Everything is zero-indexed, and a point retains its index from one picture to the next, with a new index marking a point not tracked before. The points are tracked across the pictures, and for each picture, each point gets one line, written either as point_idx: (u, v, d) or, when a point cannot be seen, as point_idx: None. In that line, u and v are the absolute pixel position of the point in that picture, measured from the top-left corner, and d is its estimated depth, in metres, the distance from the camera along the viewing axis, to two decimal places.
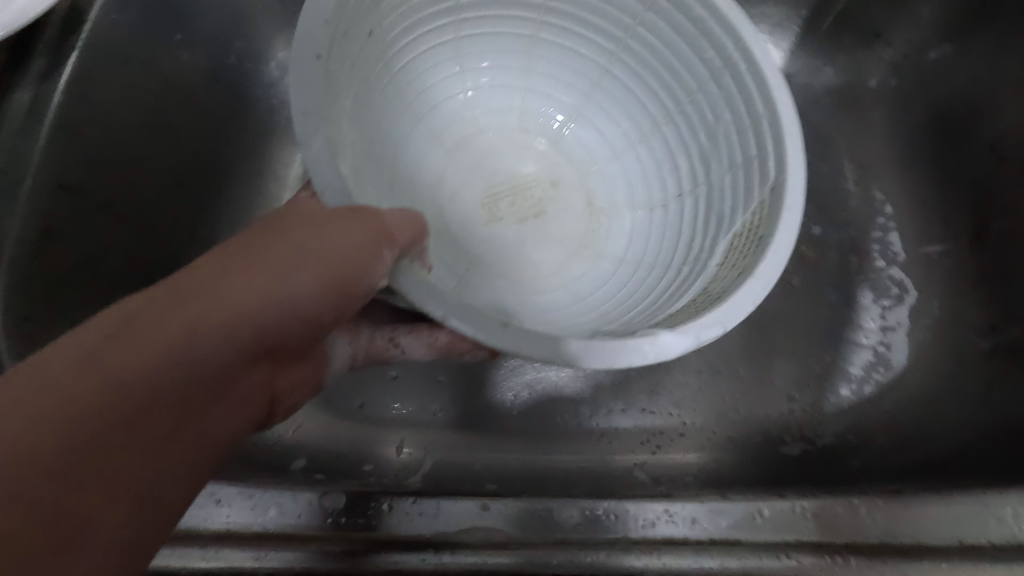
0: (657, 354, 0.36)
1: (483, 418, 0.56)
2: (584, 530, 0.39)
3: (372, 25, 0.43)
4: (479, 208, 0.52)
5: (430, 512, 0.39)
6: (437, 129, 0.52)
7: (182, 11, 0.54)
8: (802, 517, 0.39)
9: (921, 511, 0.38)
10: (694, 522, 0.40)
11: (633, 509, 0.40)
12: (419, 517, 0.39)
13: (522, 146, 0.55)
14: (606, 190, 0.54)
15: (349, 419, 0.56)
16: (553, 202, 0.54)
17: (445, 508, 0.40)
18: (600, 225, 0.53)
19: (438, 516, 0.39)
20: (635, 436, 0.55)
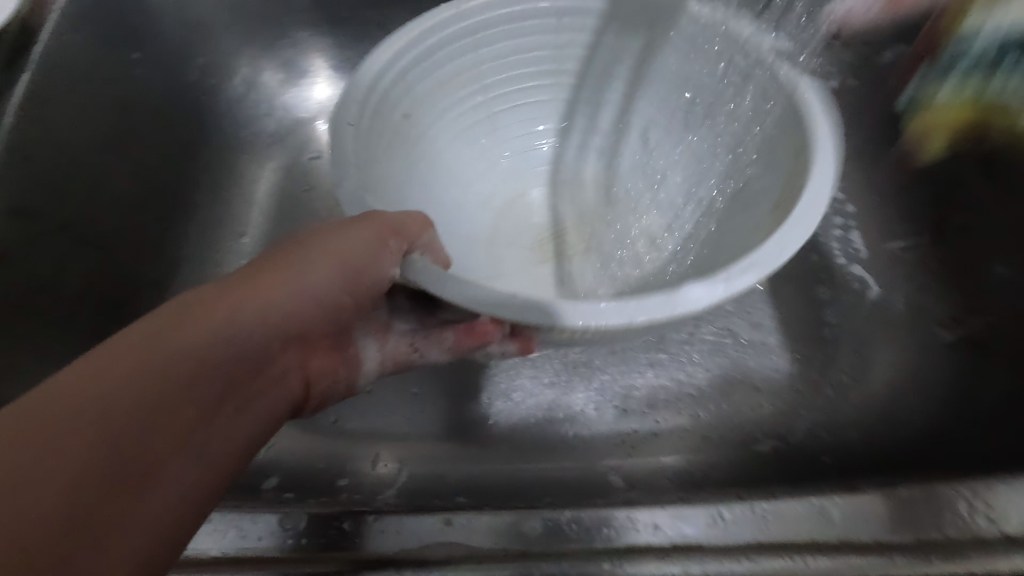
0: (683, 307, 0.34)
1: (461, 429, 0.56)
2: (618, 573, 0.29)
3: (408, 108, 0.47)
4: (532, 253, 0.54)
5: (410, 528, 0.31)
6: (486, 192, 0.55)
7: (138, 32, 0.54)
8: (836, 519, 0.33)
9: (962, 507, 0.33)
10: (713, 519, 0.32)
11: (645, 522, 0.32)
12: (396, 532, 0.31)
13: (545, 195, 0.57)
14: (662, 215, 0.53)
15: (324, 435, 0.56)
16: (598, 241, 0.54)
17: (410, 524, 0.31)
18: (658, 252, 0.52)
19: (417, 534, 0.31)
20: (612, 440, 0.55)
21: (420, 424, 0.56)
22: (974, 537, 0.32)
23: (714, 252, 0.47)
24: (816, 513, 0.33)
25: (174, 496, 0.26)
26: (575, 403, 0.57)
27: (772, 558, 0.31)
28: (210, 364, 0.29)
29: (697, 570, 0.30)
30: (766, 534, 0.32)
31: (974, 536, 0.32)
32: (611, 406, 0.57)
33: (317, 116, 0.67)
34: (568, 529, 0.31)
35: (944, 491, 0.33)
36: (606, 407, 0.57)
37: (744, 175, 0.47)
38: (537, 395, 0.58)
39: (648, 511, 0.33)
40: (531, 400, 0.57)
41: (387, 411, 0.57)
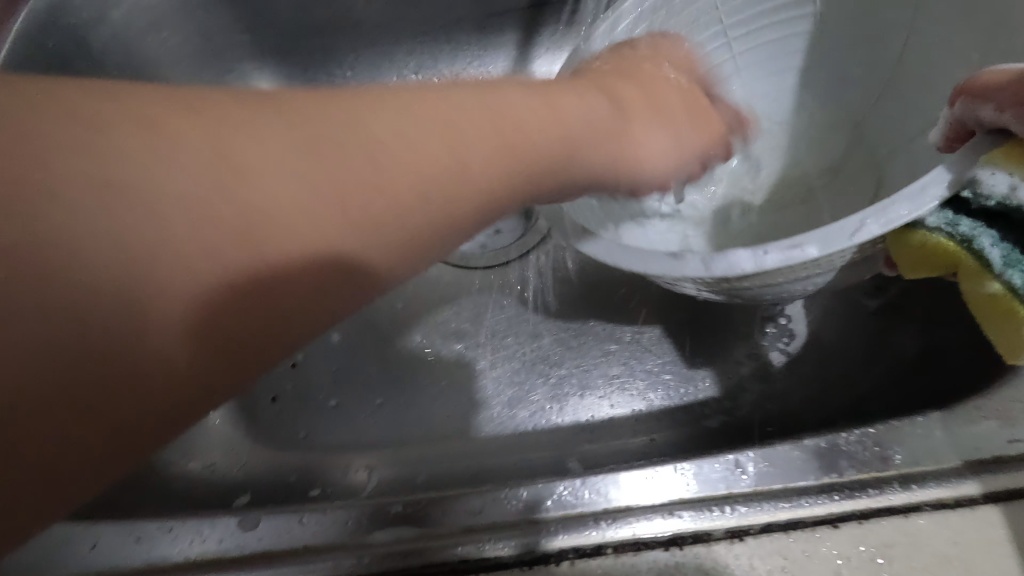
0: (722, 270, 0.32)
1: (428, 430, 0.59)
2: (659, 528, 0.31)
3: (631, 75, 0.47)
4: (733, 207, 0.51)
5: (479, 508, 0.33)
6: (786, 151, 0.52)
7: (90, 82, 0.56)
8: (767, 465, 0.32)
9: (893, 442, 0.32)
10: (653, 477, 0.33)
11: (564, 486, 0.33)
12: (474, 509, 0.33)
13: (801, 137, 0.51)
14: (824, 161, 0.50)
15: (295, 448, 0.58)
16: (825, 188, 0.49)
17: (488, 501, 0.33)
18: (812, 202, 0.49)
19: (486, 511, 0.33)
20: (574, 428, 0.57)
21: (387, 432, 0.59)
22: (898, 472, 0.31)
23: (883, 132, 0.46)
24: (750, 465, 0.32)
25: (36, 462, 0.20)
26: (536, 400, 0.59)
27: (698, 511, 0.31)
28: (173, 283, 0.21)
29: (625, 527, 0.31)
30: (700, 490, 0.32)
31: (894, 472, 0.31)
32: (572, 400, 0.59)
33: None
34: (513, 505, 0.32)
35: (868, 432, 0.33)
36: (567, 401, 0.59)
37: (888, 58, 0.46)
38: (500, 395, 0.60)
39: (590, 477, 0.33)
40: (495, 402, 0.60)
41: (355, 422, 0.59)
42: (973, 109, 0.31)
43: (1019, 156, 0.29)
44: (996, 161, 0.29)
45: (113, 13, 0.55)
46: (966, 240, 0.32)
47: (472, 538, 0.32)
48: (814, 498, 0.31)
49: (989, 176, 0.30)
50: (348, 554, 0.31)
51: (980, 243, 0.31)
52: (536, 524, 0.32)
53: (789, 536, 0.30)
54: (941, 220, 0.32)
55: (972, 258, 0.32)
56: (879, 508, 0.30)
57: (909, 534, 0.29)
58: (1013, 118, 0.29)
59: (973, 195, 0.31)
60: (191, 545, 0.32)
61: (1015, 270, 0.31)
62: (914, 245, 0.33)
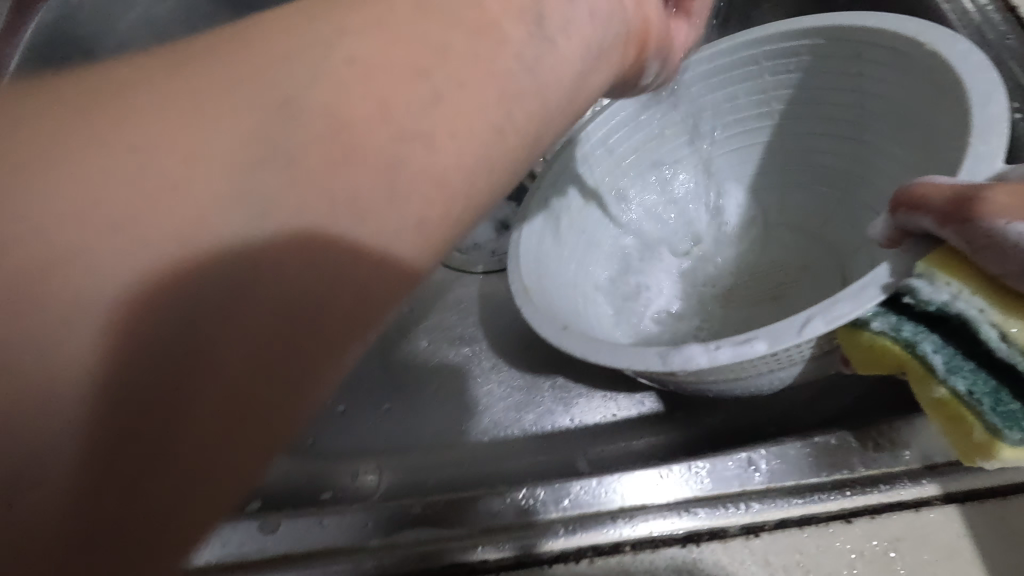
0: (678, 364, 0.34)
1: (435, 433, 0.59)
2: (671, 527, 0.31)
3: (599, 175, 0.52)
4: (709, 294, 0.52)
5: (494, 510, 0.33)
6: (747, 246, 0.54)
7: None
8: (778, 463, 0.33)
9: (903, 437, 0.33)
10: (664, 476, 0.33)
11: (580, 484, 0.34)
12: (488, 512, 0.33)
13: (771, 234, 0.53)
14: (802, 255, 0.51)
15: (303, 454, 0.58)
16: (796, 283, 0.50)
17: (505, 502, 0.34)
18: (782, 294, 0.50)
19: (500, 513, 0.33)
20: (582, 432, 0.58)
21: (394, 436, 0.59)
22: (904, 468, 0.32)
23: (845, 236, 0.49)
24: (762, 463, 0.33)
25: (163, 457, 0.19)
26: (543, 404, 0.60)
27: (712, 508, 0.31)
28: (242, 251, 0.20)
29: (641, 525, 0.31)
30: (713, 487, 0.32)
31: (904, 467, 0.32)
32: (579, 403, 0.59)
33: None
34: (528, 504, 0.33)
35: (877, 429, 0.33)
36: (574, 404, 0.59)
37: (858, 146, 0.48)
38: (506, 400, 0.61)
39: (603, 476, 0.34)
40: (502, 406, 0.60)
41: (362, 427, 0.60)
42: (911, 219, 0.31)
43: (952, 267, 0.29)
44: (931, 268, 0.30)
45: (119, 25, 0.58)
46: (909, 345, 0.32)
47: (487, 541, 0.32)
48: (825, 495, 0.31)
49: (926, 282, 0.30)
50: (369, 554, 0.32)
51: (921, 348, 0.31)
52: (551, 524, 0.32)
53: (802, 531, 0.30)
54: (886, 324, 0.32)
55: (918, 363, 0.32)
56: (889, 502, 0.31)
57: (920, 528, 0.30)
58: (953, 235, 0.29)
59: (913, 302, 0.31)
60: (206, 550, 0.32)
61: (957, 376, 0.30)
62: (861, 345, 0.33)
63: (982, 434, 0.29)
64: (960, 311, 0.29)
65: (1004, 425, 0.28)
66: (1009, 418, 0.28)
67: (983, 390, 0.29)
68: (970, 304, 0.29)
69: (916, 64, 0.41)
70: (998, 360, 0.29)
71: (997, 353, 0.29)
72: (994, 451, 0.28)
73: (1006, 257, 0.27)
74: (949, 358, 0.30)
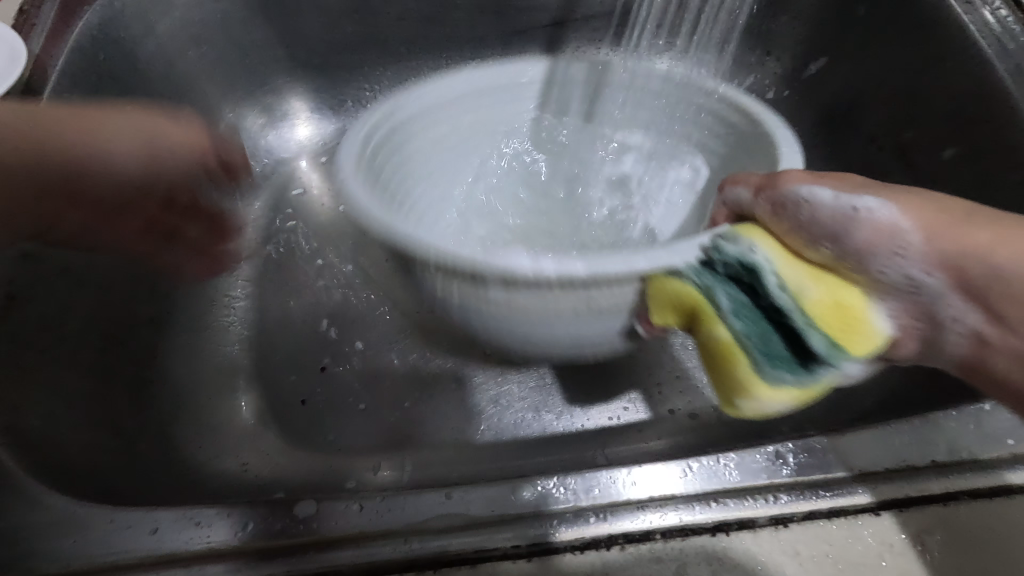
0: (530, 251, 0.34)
1: (452, 432, 0.60)
2: (702, 516, 0.32)
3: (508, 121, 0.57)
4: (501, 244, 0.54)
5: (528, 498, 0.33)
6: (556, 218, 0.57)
7: (132, 88, 0.59)
8: (806, 456, 0.33)
9: (934, 435, 0.33)
10: (691, 468, 0.33)
11: (609, 474, 0.34)
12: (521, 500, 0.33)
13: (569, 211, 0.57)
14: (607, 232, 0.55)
15: (321, 449, 0.58)
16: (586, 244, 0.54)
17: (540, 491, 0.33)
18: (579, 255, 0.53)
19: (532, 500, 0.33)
20: (601, 432, 0.58)
21: (411, 433, 0.60)
22: (931, 464, 0.32)
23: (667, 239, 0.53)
24: (790, 457, 0.33)
25: None
26: (560, 404, 0.60)
27: (741, 499, 0.32)
28: None
29: (672, 515, 0.32)
30: (741, 479, 0.33)
31: (930, 462, 0.32)
32: (594, 405, 0.60)
33: (298, 155, 0.75)
34: (557, 492, 0.33)
35: (903, 425, 0.34)
36: (589, 406, 0.60)
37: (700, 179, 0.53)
38: (523, 399, 0.61)
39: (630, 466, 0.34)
40: (518, 406, 0.61)
41: (380, 425, 0.60)
42: (733, 195, 0.37)
43: (749, 229, 0.34)
44: (739, 230, 0.34)
45: (158, 29, 0.60)
46: (708, 291, 0.33)
47: (520, 524, 0.32)
48: (853, 488, 0.32)
49: (730, 240, 0.34)
50: (396, 536, 0.32)
51: (717, 295, 0.33)
52: (581, 511, 0.33)
53: (832, 522, 0.31)
54: (693, 269, 0.33)
55: (710, 308, 0.33)
56: (918, 496, 0.31)
57: (950, 523, 0.31)
58: (761, 199, 0.35)
59: (710, 257, 0.33)
60: (230, 530, 0.33)
61: (739, 319, 0.33)
62: (670, 292, 0.34)
63: (748, 374, 0.33)
64: (755, 261, 0.33)
65: (769, 364, 0.32)
66: (773, 358, 0.32)
67: (757, 336, 0.33)
68: (761, 258, 0.33)
69: (748, 130, 0.48)
70: (774, 310, 0.32)
71: (775, 300, 0.32)
72: (752, 389, 0.33)
73: (794, 210, 0.33)
74: (732, 304, 0.33)
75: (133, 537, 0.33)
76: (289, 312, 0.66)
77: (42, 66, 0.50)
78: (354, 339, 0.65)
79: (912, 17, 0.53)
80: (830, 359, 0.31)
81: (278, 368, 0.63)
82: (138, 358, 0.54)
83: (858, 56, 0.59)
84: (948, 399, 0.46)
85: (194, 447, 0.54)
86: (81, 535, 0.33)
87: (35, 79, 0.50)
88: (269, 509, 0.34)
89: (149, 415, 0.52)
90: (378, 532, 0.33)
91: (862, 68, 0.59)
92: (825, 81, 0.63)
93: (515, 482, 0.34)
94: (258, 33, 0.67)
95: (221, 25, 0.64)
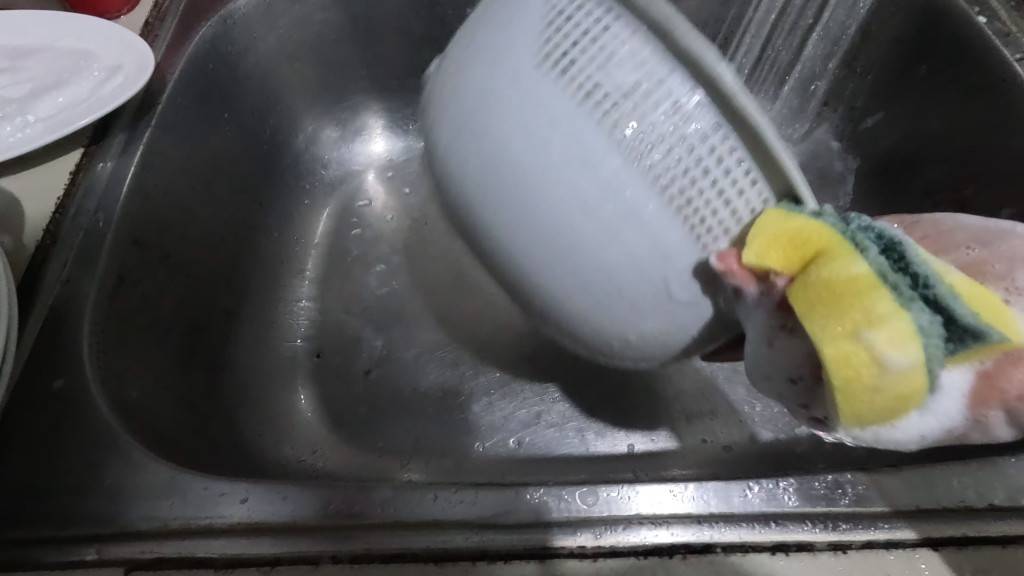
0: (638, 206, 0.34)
1: (495, 443, 0.61)
2: (763, 535, 0.33)
3: None
4: None
5: (589, 502, 0.35)
6: None
7: (230, 95, 0.64)
8: (863, 489, 0.34)
9: (989, 479, 0.34)
10: (750, 489, 0.35)
11: (670, 488, 0.35)
12: (580, 504, 0.35)
13: None
14: None
15: (369, 447, 0.61)
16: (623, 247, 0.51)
17: (603, 496, 0.35)
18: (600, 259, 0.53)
19: (591, 503, 0.35)
20: (641, 455, 0.60)
21: (455, 441, 0.62)
22: (989, 506, 0.33)
23: None
24: (849, 487, 0.34)
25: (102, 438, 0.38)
26: (600, 424, 0.62)
27: (799, 523, 0.33)
28: None
29: (732, 533, 0.33)
30: (800, 504, 0.34)
31: (988, 504, 0.33)
32: (635, 428, 0.61)
33: (367, 168, 0.79)
34: (620, 501, 0.35)
35: (964, 467, 0.35)
36: (629, 429, 0.61)
37: None
38: (565, 416, 0.63)
39: (691, 483, 0.35)
40: (560, 422, 0.62)
41: (426, 429, 0.62)
42: None
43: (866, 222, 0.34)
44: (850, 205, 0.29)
45: (259, 46, 0.65)
46: (851, 231, 0.27)
47: (584, 526, 0.34)
48: (911, 522, 0.33)
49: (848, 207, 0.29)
50: (462, 526, 0.34)
51: (859, 237, 0.27)
52: (644, 521, 0.34)
53: (889, 553, 0.32)
54: (818, 207, 0.29)
55: (843, 241, 0.27)
56: (976, 536, 0.32)
57: (1004, 562, 0.32)
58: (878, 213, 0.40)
59: (832, 206, 0.28)
60: (301, 504, 0.36)
61: (871, 246, 0.27)
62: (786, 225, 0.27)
63: (889, 309, 0.25)
64: (885, 227, 0.28)
65: (917, 309, 0.26)
66: (929, 306, 0.26)
67: (900, 277, 0.26)
68: (896, 227, 0.28)
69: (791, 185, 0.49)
70: (909, 267, 0.27)
71: (911, 261, 0.27)
72: (886, 332, 0.25)
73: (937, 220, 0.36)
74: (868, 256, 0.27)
75: (223, 504, 0.36)
76: (349, 314, 0.69)
77: (162, 74, 0.57)
78: (407, 345, 0.68)
79: (973, 84, 0.55)
80: (972, 331, 0.26)
81: (335, 368, 0.65)
82: (213, 347, 0.58)
83: (918, 112, 0.61)
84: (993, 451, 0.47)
85: (256, 435, 0.57)
86: (178, 499, 0.36)
87: (156, 87, 0.56)
88: (334, 487, 0.36)
89: (220, 401, 0.55)
90: (445, 521, 0.35)
91: (923, 122, 0.61)
92: (888, 133, 0.65)
93: (580, 486, 0.36)
94: (344, 54, 0.72)
95: (312, 46, 0.69)
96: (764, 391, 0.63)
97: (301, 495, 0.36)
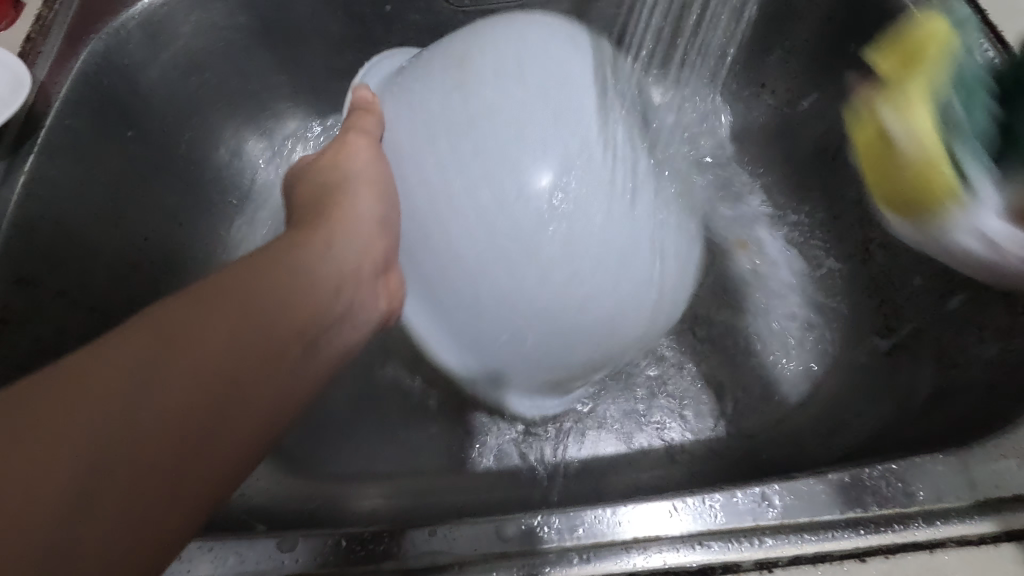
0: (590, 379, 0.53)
1: (441, 462, 0.59)
2: (688, 558, 0.31)
3: None
4: None
5: (510, 536, 0.33)
6: None
7: (132, 111, 0.59)
8: (790, 500, 0.33)
9: (918, 481, 0.33)
10: (677, 509, 0.33)
11: (596, 512, 0.33)
12: (500, 538, 0.33)
13: None
14: None
15: (308, 476, 0.57)
16: None
17: (524, 527, 0.33)
18: None
19: (510, 536, 0.33)
20: (591, 462, 0.58)
21: (400, 463, 0.59)
22: (918, 509, 0.32)
23: None
24: (775, 499, 0.33)
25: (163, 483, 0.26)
26: (549, 433, 0.60)
27: (726, 541, 0.32)
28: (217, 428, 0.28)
29: (656, 558, 0.31)
30: (727, 520, 0.32)
31: (917, 508, 0.32)
32: (584, 435, 0.60)
33: None
34: (542, 532, 0.33)
35: (892, 471, 0.33)
36: (578, 436, 0.60)
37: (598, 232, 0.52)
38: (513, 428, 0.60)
39: (615, 505, 0.33)
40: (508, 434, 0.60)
41: (368, 451, 0.59)
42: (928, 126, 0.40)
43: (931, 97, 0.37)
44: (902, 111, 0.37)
45: (160, 56, 0.60)
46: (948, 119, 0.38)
47: (503, 560, 0.32)
48: (840, 532, 0.31)
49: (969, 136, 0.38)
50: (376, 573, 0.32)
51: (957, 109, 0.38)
52: (565, 552, 0.32)
53: (817, 569, 0.30)
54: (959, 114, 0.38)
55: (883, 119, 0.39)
56: (905, 543, 0.31)
57: (933, 569, 0.30)
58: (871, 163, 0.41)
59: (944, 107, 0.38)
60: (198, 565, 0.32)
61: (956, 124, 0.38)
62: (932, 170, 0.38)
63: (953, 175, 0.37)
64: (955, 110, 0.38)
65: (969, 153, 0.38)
66: (971, 148, 0.38)
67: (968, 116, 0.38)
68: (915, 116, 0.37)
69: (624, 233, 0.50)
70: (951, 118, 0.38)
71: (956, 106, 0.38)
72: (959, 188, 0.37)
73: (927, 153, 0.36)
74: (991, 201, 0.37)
75: None
76: None
77: (46, 93, 0.52)
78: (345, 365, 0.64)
79: None
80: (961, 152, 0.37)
81: None
82: None
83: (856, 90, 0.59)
84: (937, 437, 0.46)
85: None
86: None
87: (39, 107, 0.51)
88: (238, 542, 0.33)
89: None
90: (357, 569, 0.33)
91: None
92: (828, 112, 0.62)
93: (503, 520, 0.34)
94: (259, 60, 0.67)
95: (222, 53, 0.64)
96: (714, 387, 0.61)
97: (199, 556, 0.33)
